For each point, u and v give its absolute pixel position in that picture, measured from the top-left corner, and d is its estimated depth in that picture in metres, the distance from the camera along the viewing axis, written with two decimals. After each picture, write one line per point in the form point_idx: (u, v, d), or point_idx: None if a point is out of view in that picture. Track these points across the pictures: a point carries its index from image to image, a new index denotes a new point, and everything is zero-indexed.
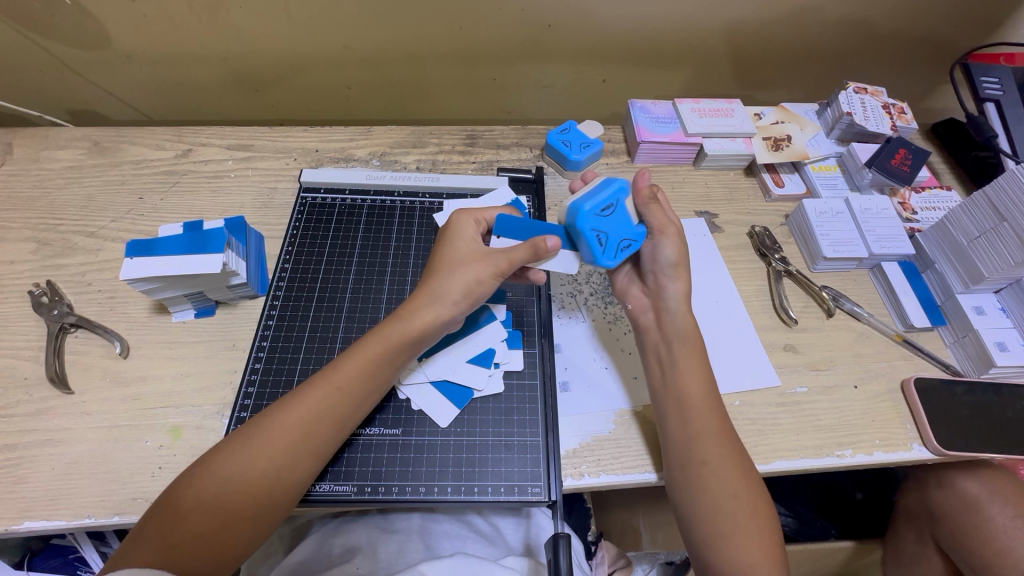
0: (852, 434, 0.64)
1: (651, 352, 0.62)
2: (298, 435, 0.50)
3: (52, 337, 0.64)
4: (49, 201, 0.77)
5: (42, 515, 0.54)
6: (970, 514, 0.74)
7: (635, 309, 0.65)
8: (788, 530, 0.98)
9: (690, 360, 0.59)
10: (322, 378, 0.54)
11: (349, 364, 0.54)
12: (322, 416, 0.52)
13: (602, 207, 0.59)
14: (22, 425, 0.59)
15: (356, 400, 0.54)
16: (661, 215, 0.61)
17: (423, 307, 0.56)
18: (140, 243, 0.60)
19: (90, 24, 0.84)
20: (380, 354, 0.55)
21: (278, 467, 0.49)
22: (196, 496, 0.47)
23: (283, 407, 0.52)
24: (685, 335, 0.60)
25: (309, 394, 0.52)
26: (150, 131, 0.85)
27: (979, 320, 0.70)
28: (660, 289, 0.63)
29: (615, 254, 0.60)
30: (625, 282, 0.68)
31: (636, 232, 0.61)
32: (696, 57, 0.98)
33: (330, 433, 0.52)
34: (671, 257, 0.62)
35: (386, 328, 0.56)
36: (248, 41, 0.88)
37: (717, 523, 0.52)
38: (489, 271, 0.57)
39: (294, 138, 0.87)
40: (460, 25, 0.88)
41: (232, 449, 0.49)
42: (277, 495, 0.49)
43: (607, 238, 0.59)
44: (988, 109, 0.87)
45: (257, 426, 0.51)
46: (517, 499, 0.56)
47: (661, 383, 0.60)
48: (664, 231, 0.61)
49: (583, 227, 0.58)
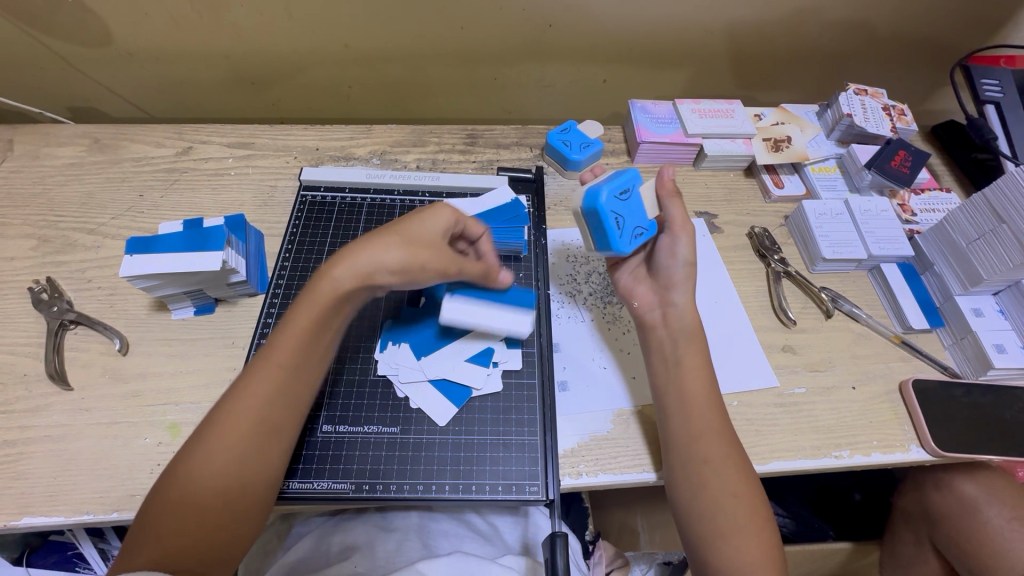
0: (849, 435, 0.64)
1: (656, 349, 0.62)
2: (251, 421, 0.50)
3: (51, 334, 0.64)
4: (49, 198, 0.77)
5: (41, 510, 0.54)
6: (966, 516, 0.74)
7: (642, 307, 0.65)
8: (786, 531, 0.98)
9: (695, 357, 0.59)
10: (264, 358, 0.52)
11: (284, 339, 0.53)
12: (270, 397, 0.51)
13: (622, 191, 0.61)
14: (22, 421, 0.59)
15: (298, 372, 0.53)
16: (681, 210, 0.63)
17: (358, 274, 0.54)
18: (140, 240, 0.60)
19: (91, 22, 0.84)
20: (316, 322, 0.53)
21: (239, 456, 0.49)
22: (168, 500, 0.47)
23: (232, 394, 0.51)
24: (691, 333, 0.61)
25: (252, 376, 0.51)
26: (151, 129, 0.85)
27: (978, 322, 0.70)
28: (670, 286, 0.63)
29: (630, 239, 0.62)
30: (630, 282, 0.68)
31: (648, 221, 0.64)
32: (697, 58, 0.98)
33: (282, 412, 0.51)
34: (686, 255, 0.63)
35: (318, 294, 0.54)
36: (249, 40, 0.89)
37: (716, 523, 0.52)
38: (425, 232, 0.55)
39: (294, 137, 0.87)
40: (461, 24, 0.88)
41: (194, 446, 0.49)
42: (248, 485, 0.49)
43: (624, 223, 0.61)
44: (989, 111, 0.87)
45: (213, 420, 0.50)
46: (514, 497, 0.57)
47: (663, 381, 0.60)
48: (680, 227, 0.63)
49: (605, 208, 0.59)
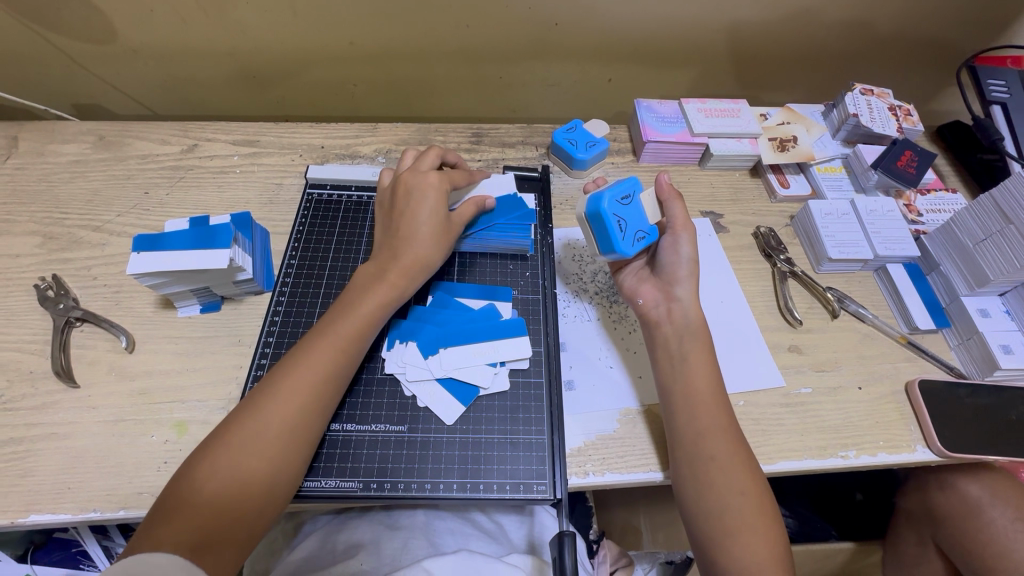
0: (855, 435, 0.64)
1: (660, 345, 0.62)
2: (306, 398, 0.52)
3: (57, 331, 0.64)
4: (54, 195, 0.77)
5: (48, 508, 0.54)
6: (970, 517, 0.74)
7: (646, 304, 0.65)
8: (789, 531, 0.98)
9: (700, 354, 0.60)
10: (324, 338, 0.55)
11: (347, 324, 0.56)
12: (326, 377, 0.53)
13: (623, 197, 0.62)
14: (28, 419, 0.59)
15: (355, 355, 0.56)
16: (683, 210, 0.65)
17: (402, 265, 0.61)
18: (146, 237, 0.60)
19: (96, 19, 0.84)
20: (374, 310, 0.58)
21: (290, 429, 0.50)
22: (209, 468, 0.47)
23: (289, 370, 0.53)
24: (696, 329, 0.61)
25: (314, 355, 0.54)
26: (155, 126, 0.85)
27: (984, 322, 0.70)
28: (674, 282, 0.64)
29: (632, 242, 0.62)
30: (634, 283, 0.68)
31: (650, 227, 0.64)
32: (702, 57, 0.98)
33: (336, 394, 0.54)
34: (688, 253, 0.64)
35: (377, 287, 0.59)
36: (254, 37, 0.88)
37: (724, 521, 0.52)
38: (437, 216, 0.63)
39: (299, 135, 0.87)
40: (467, 22, 0.88)
41: (245, 417, 0.50)
42: (291, 459, 0.50)
43: (626, 227, 0.62)
44: (995, 112, 0.86)
45: (268, 394, 0.51)
46: (522, 497, 0.56)
47: (668, 378, 0.60)
48: (681, 228, 0.64)
49: (605, 210, 0.60)
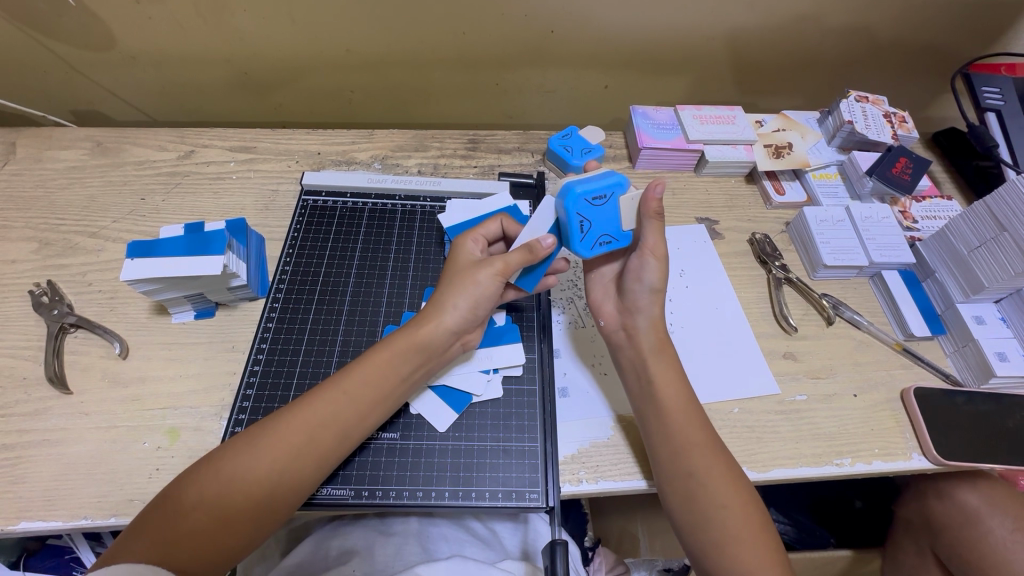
0: (851, 443, 0.64)
1: (626, 368, 0.62)
2: (305, 437, 0.51)
3: (51, 337, 0.64)
4: (51, 201, 0.77)
5: (39, 515, 0.54)
6: (969, 526, 0.73)
7: (607, 326, 0.65)
8: (787, 538, 0.98)
9: (665, 373, 0.59)
10: (335, 383, 0.54)
11: (358, 371, 0.54)
12: (328, 421, 0.52)
13: (597, 197, 0.57)
14: (20, 425, 0.59)
15: (365, 406, 0.54)
16: (657, 234, 0.59)
17: (428, 315, 0.57)
18: (140, 244, 0.60)
19: (95, 26, 0.84)
20: (389, 361, 0.55)
21: (283, 467, 0.49)
22: (200, 492, 0.47)
23: (295, 409, 0.52)
24: (657, 353, 0.60)
25: (322, 400, 0.52)
26: (153, 132, 0.85)
27: (979, 330, 0.70)
28: (635, 309, 0.62)
29: (592, 246, 0.60)
30: (601, 296, 0.67)
31: (620, 232, 0.60)
32: (698, 64, 0.98)
33: (336, 439, 0.52)
34: (652, 281, 0.61)
35: (395, 337, 0.56)
36: (251, 44, 0.89)
37: (709, 533, 0.52)
38: (490, 272, 0.57)
39: (296, 141, 0.87)
40: (463, 30, 0.89)
41: (244, 445, 0.49)
42: (280, 495, 0.49)
43: (590, 229, 0.58)
44: (990, 118, 0.87)
45: (270, 427, 0.51)
46: (515, 504, 0.56)
47: (638, 399, 0.60)
48: (649, 253, 0.60)
49: (571, 210, 0.56)
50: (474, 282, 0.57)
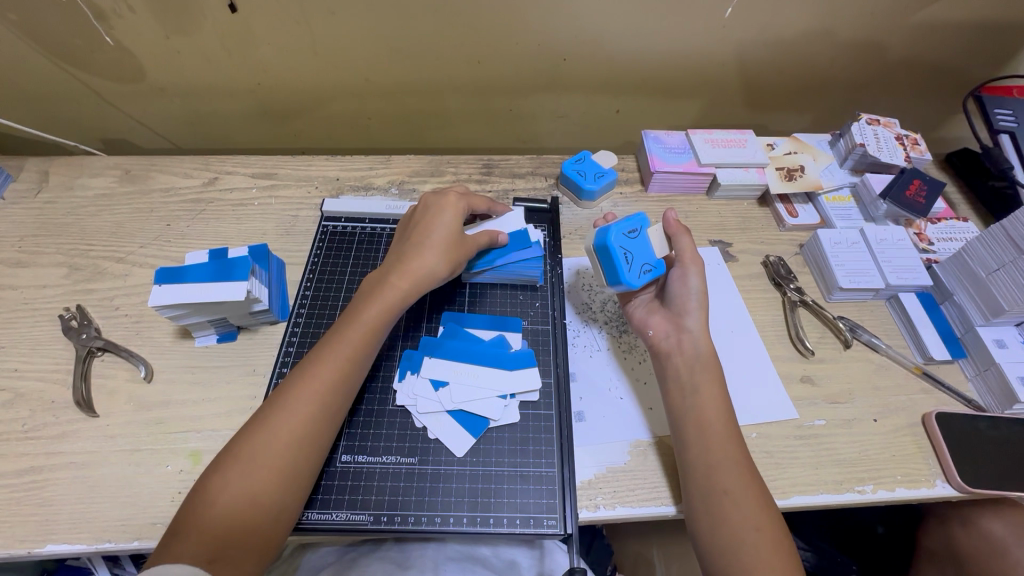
0: (872, 469, 0.63)
1: (671, 377, 0.62)
2: (279, 461, 0.50)
3: (79, 360, 0.66)
4: (81, 227, 0.80)
5: (64, 538, 0.55)
6: (995, 557, 0.71)
7: (656, 335, 0.65)
8: (807, 565, 0.95)
9: (712, 385, 0.59)
10: (285, 402, 0.53)
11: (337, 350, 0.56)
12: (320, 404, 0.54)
13: (630, 230, 0.65)
14: (48, 448, 0.60)
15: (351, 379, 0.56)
16: (690, 243, 0.65)
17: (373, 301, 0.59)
18: (168, 270, 0.62)
19: (126, 60, 0.88)
20: (336, 373, 0.55)
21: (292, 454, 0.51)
22: (180, 551, 0.44)
23: (255, 436, 0.51)
24: (706, 361, 0.61)
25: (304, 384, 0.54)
26: (179, 160, 0.88)
27: (1001, 353, 0.69)
28: (684, 314, 0.64)
29: (638, 274, 0.64)
30: (644, 314, 0.68)
31: (655, 259, 0.65)
32: (708, 88, 1.00)
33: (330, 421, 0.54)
34: (697, 285, 0.64)
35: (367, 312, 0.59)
36: (274, 75, 0.92)
37: (741, 559, 0.50)
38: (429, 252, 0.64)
39: (315, 167, 0.89)
40: (478, 58, 0.91)
41: (220, 483, 0.48)
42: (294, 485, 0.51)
43: (632, 258, 0.64)
44: (1004, 140, 0.86)
45: (236, 460, 0.49)
46: (532, 531, 0.56)
47: (680, 409, 0.59)
48: (689, 261, 0.64)
49: (611, 243, 0.63)
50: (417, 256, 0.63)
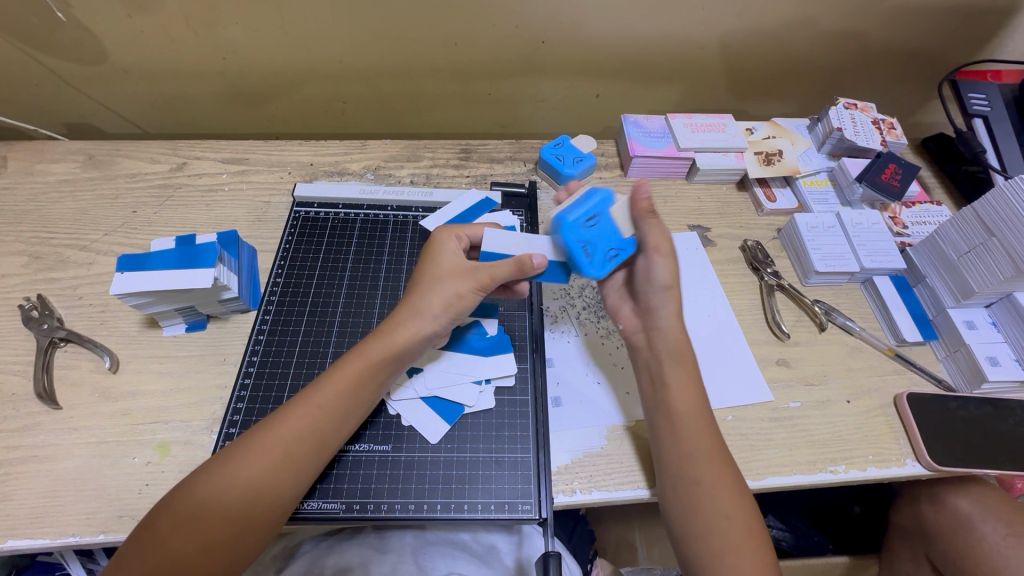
0: (844, 449, 0.64)
1: (641, 370, 0.62)
2: (250, 486, 0.48)
3: (41, 351, 0.64)
4: (42, 214, 0.77)
5: (26, 533, 0.53)
6: (962, 533, 0.73)
7: (626, 329, 0.65)
8: (785, 545, 0.97)
9: (680, 378, 0.58)
10: (275, 422, 0.51)
11: (332, 382, 0.54)
12: (301, 434, 0.51)
13: (589, 217, 0.58)
14: (8, 441, 0.58)
15: (339, 416, 0.53)
16: (658, 228, 0.59)
17: (403, 323, 0.56)
18: (130, 257, 0.60)
19: (86, 40, 0.85)
20: (329, 408, 0.52)
21: (264, 480, 0.48)
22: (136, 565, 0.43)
23: (233, 455, 0.49)
24: (676, 355, 0.60)
25: (285, 416, 0.51)
26: (145, 145, 0.85)
27: (971, 334, 0.70)
28: (652, 311, 0.62)
29: (603, 263, 0.58)
30: (617, 300, 0.68)
31: (624, 241, 0.60)
32: (689, 73, 0.99)
33: (313, 452, 0.51)
34: (662, 278, 0.60)
35: (367, 346, 0.56)
36: (244, 56, 0.89)
37: (711, 543, 0.51)
38: (469, 285, 0.57)
39: (288, 152, 0.87)
40: (455, 40, 0.89)
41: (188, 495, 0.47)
42: (259, 514, 0.48)
43: (593, 248, 0.58)
44: (977, 124, 0.87)
45: (210, 474, 0.48)
46: (507, 516, 0.56)
47: (652, 402, 0.59)
48: (656, 250, 0.60)
49: (568, 237, 0.57)
50: (454, 292, 0.57)
